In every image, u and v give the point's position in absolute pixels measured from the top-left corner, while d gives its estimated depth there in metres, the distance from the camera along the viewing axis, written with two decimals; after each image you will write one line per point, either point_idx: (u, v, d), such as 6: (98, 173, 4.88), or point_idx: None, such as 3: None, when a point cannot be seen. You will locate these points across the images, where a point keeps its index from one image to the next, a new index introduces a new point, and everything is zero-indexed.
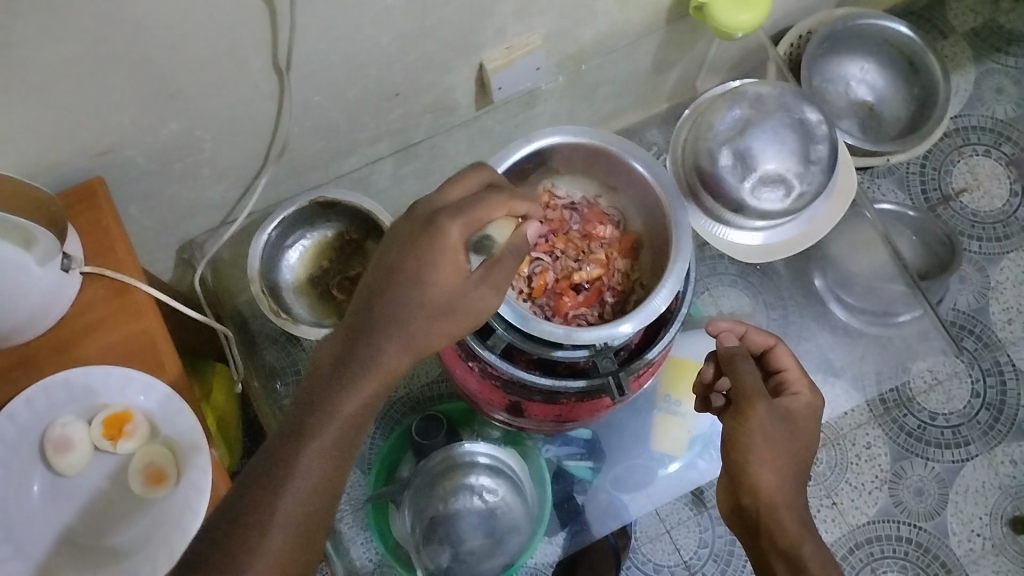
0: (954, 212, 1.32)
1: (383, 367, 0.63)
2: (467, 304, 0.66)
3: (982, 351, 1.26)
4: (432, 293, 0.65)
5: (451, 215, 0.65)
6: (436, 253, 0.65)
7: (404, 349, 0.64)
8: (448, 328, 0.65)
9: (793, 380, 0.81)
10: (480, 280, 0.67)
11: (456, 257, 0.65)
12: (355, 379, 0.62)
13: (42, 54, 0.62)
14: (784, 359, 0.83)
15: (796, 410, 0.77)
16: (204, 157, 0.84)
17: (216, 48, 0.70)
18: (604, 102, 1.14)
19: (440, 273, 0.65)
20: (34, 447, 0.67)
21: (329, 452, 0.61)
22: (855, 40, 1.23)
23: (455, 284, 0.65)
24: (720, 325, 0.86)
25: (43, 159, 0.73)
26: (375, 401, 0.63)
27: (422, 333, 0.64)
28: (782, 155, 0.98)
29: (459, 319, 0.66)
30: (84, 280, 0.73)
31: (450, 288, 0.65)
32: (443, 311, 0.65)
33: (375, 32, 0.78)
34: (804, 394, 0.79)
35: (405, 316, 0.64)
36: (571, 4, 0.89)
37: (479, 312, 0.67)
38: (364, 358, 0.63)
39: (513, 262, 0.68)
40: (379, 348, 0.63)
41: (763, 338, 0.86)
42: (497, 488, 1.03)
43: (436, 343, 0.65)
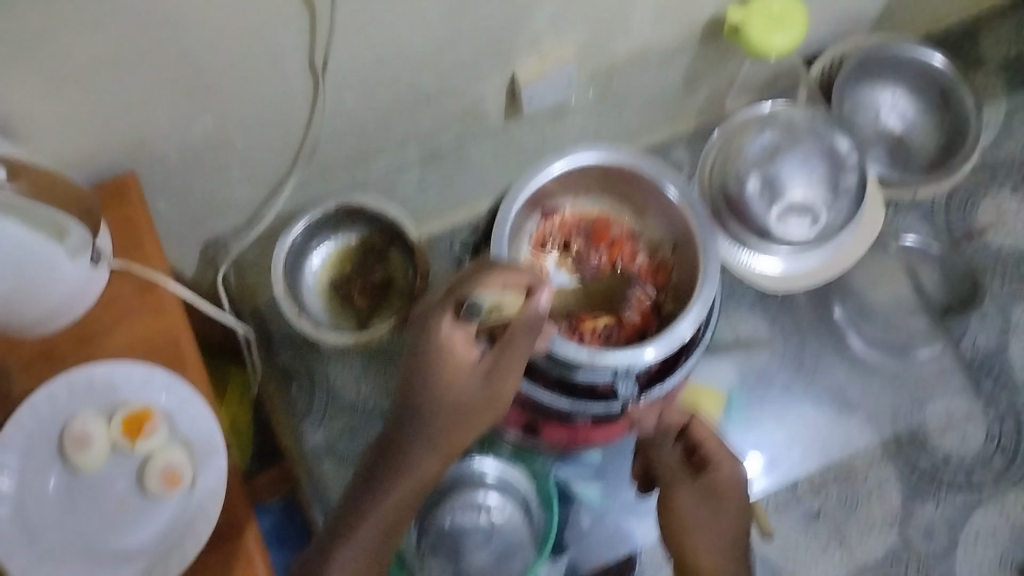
0: (977, 249, 1.29)
1: (413, 470, 0.69)
2: (481, 398, 0.70)
3: (1000, 393, 1.22)
4: (446, 396, 0.69)
5: (443, 314, 0.70)
6: (438, 356, 0.69)
7: (430, 450, 0.69)
8: (472, 427, 0.70)
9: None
10: (489, 366, 0.70)
11: (456, 353, 0.69)
12: (386, 484, 0.69)
13: (81, 46, 0.63)
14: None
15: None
16: (234, 155, 0.85)
17: (253, 47, 0.71)
18: (632, 118, 1.14)
19: (450, 375, 0.69)
20: (53, 441, 0.67)
21: (361, 554, 0.67)
22: (886, 68, 1.22)
23: (466, 384, 0.69)
24: (640, 404, 0.80)
25: (78, 152, 0.73)
26: (411, 502, 0.69)
27: (446, 434, 0.69)
28: (810, 182, 1.00)
29: (477, 414, 0.70)
30: (111, 274, 0.73)
31: (461, 390, 0.69)
32: (460, 413, 0.69)
33: (411, 37, 0.79)
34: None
35: (426, 421, 0.69)
36: (606, 18, 0.90)
37: (498, 397, 0.70)
38: (392, 463, 0.69)
39: (523, 339, 0.70)
40: (410, 454, 0.69)
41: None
42: (503, 505, 1.03)
43: (461, 441, 0.70)
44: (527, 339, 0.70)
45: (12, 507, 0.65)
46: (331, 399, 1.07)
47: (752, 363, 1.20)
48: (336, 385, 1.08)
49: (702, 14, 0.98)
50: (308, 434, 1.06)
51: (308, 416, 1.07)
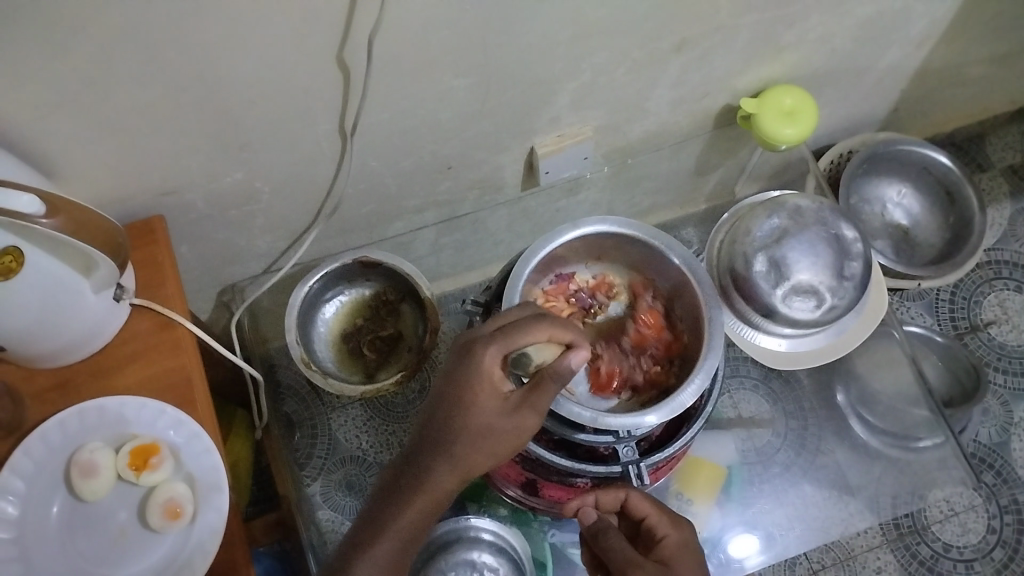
0: (982, 342, 1.33)
1: (432, 491, 0.69)
2: (508, 431, 0.68)
3: (1001, 486, 1.25)
4: (472, 424, 0.68)
5: (491, 344, 0.69)
6: (471, 386, 0.68)
7: (451, 474, 0.69)
8: (493, 457, 0.68)
9: (658, 523, 0.77)
10: (516, 402, 0.68)
11: (492, 384, 0.68)
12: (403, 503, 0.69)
13: (126, 95, 0.66)
14: (643, 504, 0.78)
15: (674, 556, 0.73)
16: (260, 207, 0.88)
17: (289, 108, 0.74)
18: (645, 196, 1.17)
19: (480, 402, 0.68)
20: (60, 470, 0.68)
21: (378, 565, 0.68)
22: (893, 164, 1.26)
23: (493, 413, 0.68)
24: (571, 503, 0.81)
25: (111, 193, 0.77)
26: (426, 520, 0.69)
27: (468, 461, 0.68)
28: (817, 267, 0.99)
29: (503, 446, 0.68)
30: (131, 311, 0.75)
31: (488, 420, 0.67)
32: (484, 442, 0.67)
33: (438, 109, 0.83)
34: (673, 533, 0.76)
35: (449, 446, 0.68)
36: (624, 101, 0.94)
37: (524, 432, 0.68)
38: (412, 484, 0.69)
39: (552, 386, 0.68)
40: (431, 473, 0.69)
41: (613, 498, 0.80)
42: (498, 567, 1.02)
43: (481, 467, 0.69)
44: (556, 386, 0.68)
45: (14, 533, 0.65)
46: (332, 449, 1.10)
47: (753, 441, 1.19)
48: (337, 435, 1.11)
49: (717, 103, 1.02)
50: (306, 482, 1.06)
51: (305, 466, 1.08)
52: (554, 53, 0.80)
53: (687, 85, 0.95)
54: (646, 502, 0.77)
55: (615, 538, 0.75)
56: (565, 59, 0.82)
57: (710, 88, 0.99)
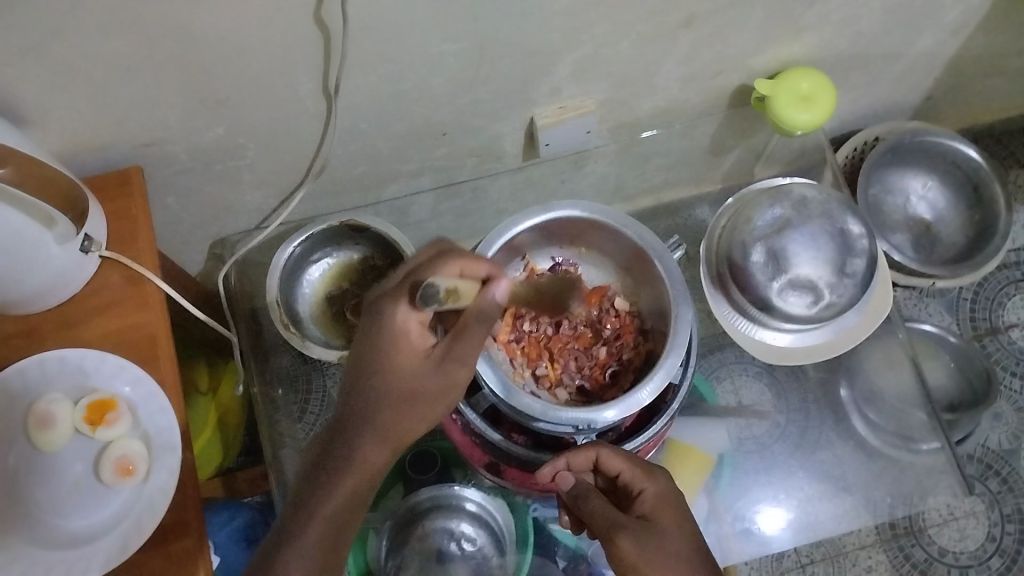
0: (1001, 345, 1.28)
1: (361, 455, 0.68)
2: (434, 385, 0.67)
3: (1006, 494, 1.21)
4: (396, 382, 0.67)
5: (401, 296, 0.66)
6: (392, 344, 0.66)
7: (378, 443, 0.69)
8: (418, 413, 0.68)
9: (633, 478, 0.74)
10: (442, 356, 0.68)
11: (411, 339, 0.67)
12: (334, 479, 0.68)
13: (93, 46, 0.65)
14: (615, 460, 0.76)
15: (656, 509, 0.71)
16: (245, 163, 0.86)
17: (265, 65, 0.72)
18: (656, 173, 1.13)
19: (402, 359, 0.67)
20: (20, 417, 0.68)
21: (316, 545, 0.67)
22: (921, 156, 1.20)
23: (416, 371, 0.67)
24: (541, 472, 0.78)
25: (89, 142, 0.75)
26: (359, 493, 0.69)
27: (394, 426, 0.68)
28: (817, 261, 0.95)
29: (432, 404, 0.68)
30: (101, 262, 0.74)
31: (410, 375, 0.67)
32: (414, 401, 0.67)
33: (428, 74, 0.79)
34: (651, 485, 0.73)
35: (374, 412, 0.68)
36: (629, 75, 0.90)
37: (450, 385, 0.68)
38: (343, 452, 0.69)
39: (476, 327, 0.67)
40: (359, 439, 0.68)
41: (585, 458, 0.78)
42: (476, 537, 1.01)
43: (412, 433, 0.69)
44: (481, 328, 0.67)
45: None
46: (326, 405, 1.03)
47: (751, 430, 1.13)
48: (331, 393, 1.04)
49: (732, 81, 0.98)
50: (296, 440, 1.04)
51: (288, 426, 1.03)
52: (549, 21, 0.76)
53: (698, 62, 0.91)
54: (616, 457, 0.75)
55: (596, 501, 0.73)
56: (562, 29, 0.78)
57: (724, 67, 0.94)
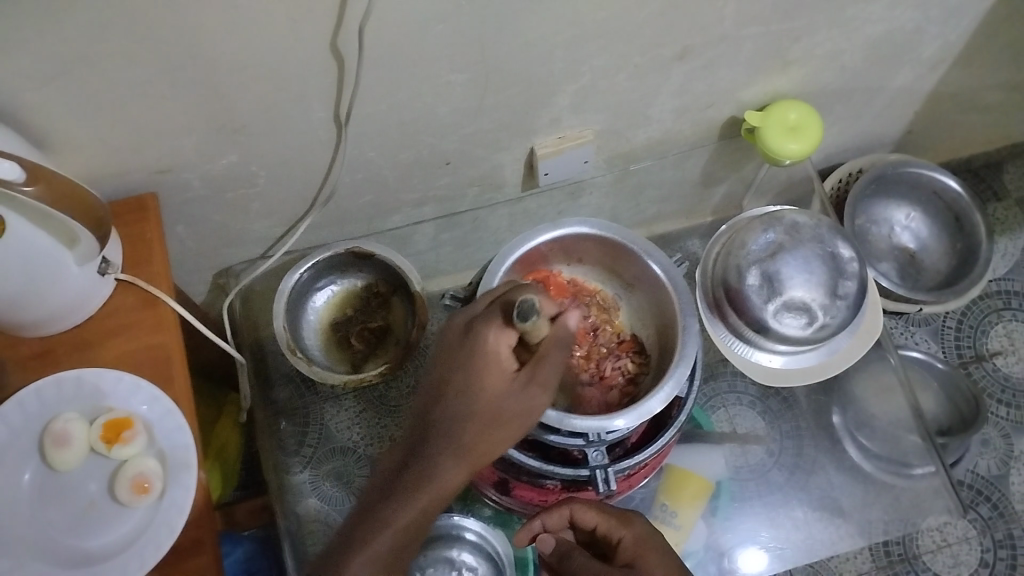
0: (986, 372, 1.31)
1: (440, 474, 0.70)
2: (517, 408, 0.71)
3: (996, 519, 1.23)
4: (481, 403, 0.70)
5: (494, 324, 0.71)
6: (481, 364, 0.70)
7: (458, 464, 0.70)
8: (498, 435, 0.70)
9: (610, 528, 0.77)
10: (526, 378, 0.71)
11: (500, 363, 0.71)
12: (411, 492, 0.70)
13: (117, 72, 0.67)
14: (589, 514, 0.78)
15: (638, 555, 0.74)
16: (255, 191, 0.89)
17: (281, 94, 0.75)
18: (649, 205, 1.16)
19: (489, 381, 0.70)
20: (36, 436, 0.69)
21: (378, 558, 0.68)
22: (905, 187, 1.25)
23: (501, 391, 0.70)
24: (521, 536, 0.79)
25: (106, 168, 0.78)
26: (432, 511, 0.70)
27: (473, 446, 0.70)
28: (810, 284, 0.98)
29: (511, 424, 0.71)
30: (116, 286, 0.76)
31: (496, 396, 0.70)
32: (495, 420, 0.70)
33: (434, 103, 0.83)
34: (628, 532, 0.76)
35: (460, 429, 0.70)
36: (626, 106, 0.93)
37: (529, 408, 0.71)
38: (416, 471, 0.71)
39: (556, 354, 0.70)
40: (439, 460, 0.70)
41: (559, 517, 0.79)
42: (477, 567, 1.01)
43: (490, 453, 0.71)
44: (560, 353, 0.70)
45: None
46: (325, 438, 1.06)
47: (746, 458, 1.15)
48: (328, 425, 1.07)
49: (723, 114, 1.02)
50: (294, 469, 1.04)
51: (290, 453, 1.04)
52: (552, 53, 0.80)
53: (692, 94, 0.95)
54: (593, 511, 0.77)
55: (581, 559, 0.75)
56: (564, 61, 0.82)
57: (716, 100, 0.98)
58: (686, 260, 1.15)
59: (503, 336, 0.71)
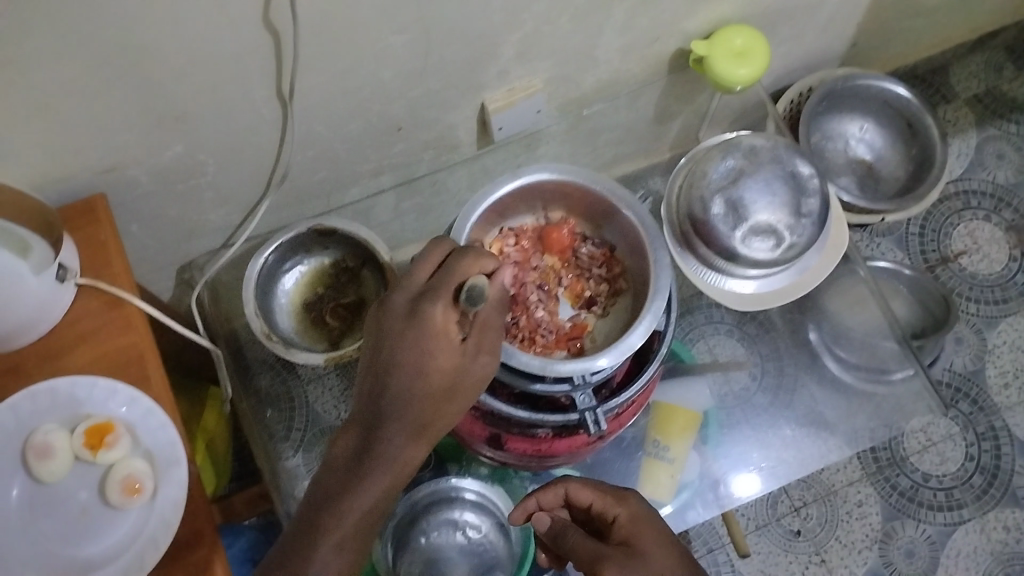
0: (953, 273, 1.33)
1: (398, 452, 0.70)
2: (469, 376, 0.72)
3: (977, 414, 1.26)
4: (432, 379, 0.70)
5: (439, 299, 0.70)
6: (428, 343, 0.69)
7: (412, 439, 0.71)
8: (452, 406, 0.72)
9: (605, 505, 0.78)
10: (471, 347, 0.72)
11: (446, 338, 0.71)
12: (369, 472, 0.70)
13: (46, 71, 0.65)
14: (583, 491, 0.80)
15: (630, 531, 0.73)
16: (206, 180, 0.87)
17: (217, 77, 0.73)
18: (606, 148, 1.16)
19: (439, 357, 0.70)
20: (16, 453, 0.68)
21: (347, 540, 0.69)
22: (855, 99, 1.26)
23: (450, 364, 0.71)
24: (516, 514, 0.84)
25: (49, 174, 0.75)
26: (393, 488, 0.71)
27: (427, 420, 0.71)
28: (773, 206, 0.99)
29: (460, 393, 0.72)
30: (78, 292, 0.74)
31: (446, 371, 0.71)
32: (447, 397, 0.72)
33: (378, 69, 0.81)
34: (624, 509, 0.76)
35: (410, 406, 0.70)
36: (572, 50, 0.92)
37: (478, 374, 0.73)
38: (372, 452, 0.70)
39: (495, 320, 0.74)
40: (393, 438, 0.70)
41: (555, 495, 0.83)
42: (481, 524, 1.02)
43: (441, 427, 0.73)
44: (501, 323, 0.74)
45: None
46: (312, 420, 1.06)
47: (729, 385, 1.17)
48: (315, 407, 1.06)
49: (669, 47, 1.01)
50: (286, 454, 1.04)
51: (280, 438, 1.05)
52: (491, 3, 0.78)
53: (636, 30, 0.94)
54: (586, 488, 0.79)
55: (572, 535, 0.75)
56: (504, 10, 0.80)
57: (660, 33, 0.97)
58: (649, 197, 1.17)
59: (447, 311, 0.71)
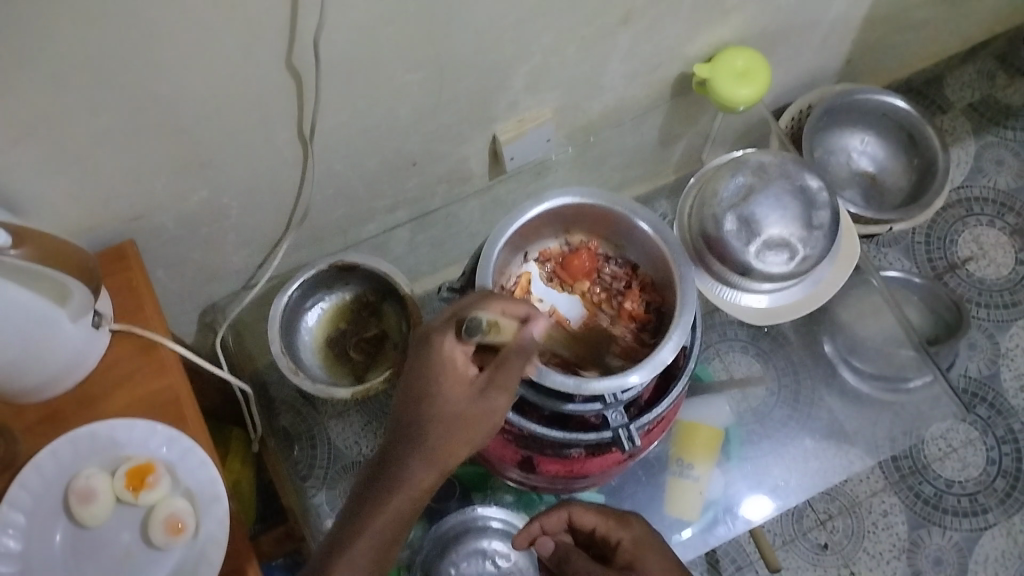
0: (961, 279, 1.35)
1: (409, 482, 0.68)
2: (481, 412, 0.69)
3: (996, 418, 1.27)
4: (442, 410, 0.68)
5: (446, 331, 0.69)
6: (436, 372, 0.68)
7: (427, 468, 0.69)
8: (466, 440, 0.68)
9: (608, 530, 0.79)
10: (485, 383, 0.70)
11: (457, 371, 0.69)
12: (383, 500, 0.68)
13: (82, 123, 0.67)
14: (587, 517, 0.80)
15: (635, 557, 0.75)
16: (230, 222, 0.88)
17: (242, 121, 0.75)
18: (613, 173, 1.18)
19: (449, 390, 0.68)
20: (59, 498, 0.69)
21: (358, 569, 0.67)
22: (854, 114, 1.28)
23: (462, 397, 0.69)
24: (518, 540, 0.83)
25: (81, 223, 0.77)
26: (407, 517, 0.69)
27: (440, 450, 0.68)
28: (785, 220, 1.01)
29: (474, 429, 0.69)
30: (112, 337, 0.76)
31: (455, 403, 0.68)
32: (458, 427, 0.68)
33: (395, 105, 0.83)
34: (627, 534, 0.77)
35: (420, 434, 0.68)
36: (579, 78, 0.95)
37: (494, 412, 0.70)
38: (386, 480, 0.69)
39: (517, 360, 0.70)
40: (406, 467, 0.68)
41: (557, 519, 0.82)
42: (510, 553, 1.01)
43: (455, 455, 0.69)
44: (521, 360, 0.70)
45: (20, 565, 0.66)
46: (334, 457, 1.08)
47: (747, 402, 1.17)
48: (337, 443, 1.08)
49: (672, 72, 1.03)
50: (312, 494, 1.05)
51: (307, 476, 1.06)
52: (502, 37, 0.81)
53: (640, 57, 0.96)
54: (589, 514, 0.80)
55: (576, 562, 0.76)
56: (514, 43, 0.83)
57: (663, 59, 1.00)
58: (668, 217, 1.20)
59: (460, 343, 0.70)
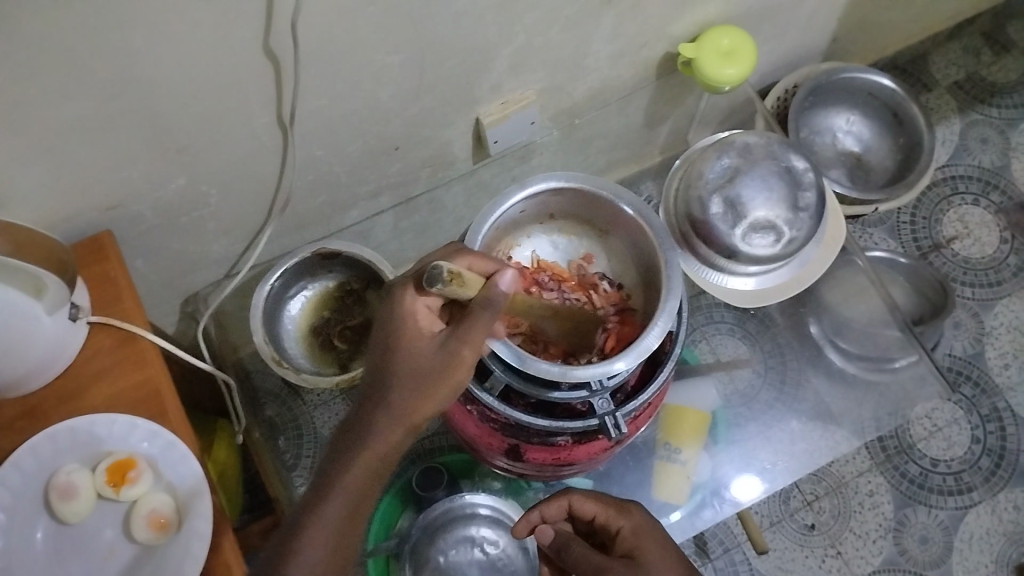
0: (946, 259, 1.35)
1: (376, 436, 0.68)
2: (445, 365, 0.68)
3: (980, 396, 1.28)
4: (408, 364, 0.68)
5: (410, 287, 0.71)
6: (403, 327, 0.69)
7: (394, 424, 0.68)
8: (433, 397, 0.68)
9: (607, 518, 0.78)
10: (449, 335, 0.68)
11: (420, 325, 0.70)
12: (350, 453, 0.68)
13: (54, 113, 0.65)
14: (587, 505, 0.80)
15: (635, 545, 0.75)
16: (209, 211, 0.87)
17: (220, 107, 0.73)
18: (597, 155, 1.17)
19: (412, 343, 0.69)
20: (39, 495, 0.68)
21: (326, 521, 0.66)
22: (841, 93, 1.28)
23: (426, 351, 0.69)
24: (518, 528, 0.83)
25: (56, 214, 0.76)
26: (375, 471, 0.68)
27: (407, 406, 0.68)
28: (771, 202, 1.00)
29: (443, 383, 0.68)
30: (90, 329, 0.75)
31: (417, 354, 0.68)
32: (424, 381, 0.67)
33: (376, 88, 0.82)
34: (627, 522, 0.77)
35: (386, 389, 0.68)
36: (563, 60, 0.93)
37: (461, 365, 0.68)
38: (355, 433, 0.68)
39: (483, 313, 0.67)
40: (373, 423, 0.68)
41: (558, 508, 0.82)
42: (499, 540, 1.01)
43: (424, 413, 0.68)
44: (489, 315, 0.67)
45: (1, 564, 0.65)
46: (319, 445, 1.09)
47: (734, 384, 1.17)
48: (321, 431, 1.10)
49: (657, 52, 1.02)
50: (296, 484, 1.06)
51: (294, 467, 1.08)
52: (483, 18, 0.79)
53: (624, 37, 0.95)
54: (590, 503, 0.79)
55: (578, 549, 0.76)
56: (498, 24, 0.81)
57: (648, 40, 0.99)
58: (654, 202, 1.19)
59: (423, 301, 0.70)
